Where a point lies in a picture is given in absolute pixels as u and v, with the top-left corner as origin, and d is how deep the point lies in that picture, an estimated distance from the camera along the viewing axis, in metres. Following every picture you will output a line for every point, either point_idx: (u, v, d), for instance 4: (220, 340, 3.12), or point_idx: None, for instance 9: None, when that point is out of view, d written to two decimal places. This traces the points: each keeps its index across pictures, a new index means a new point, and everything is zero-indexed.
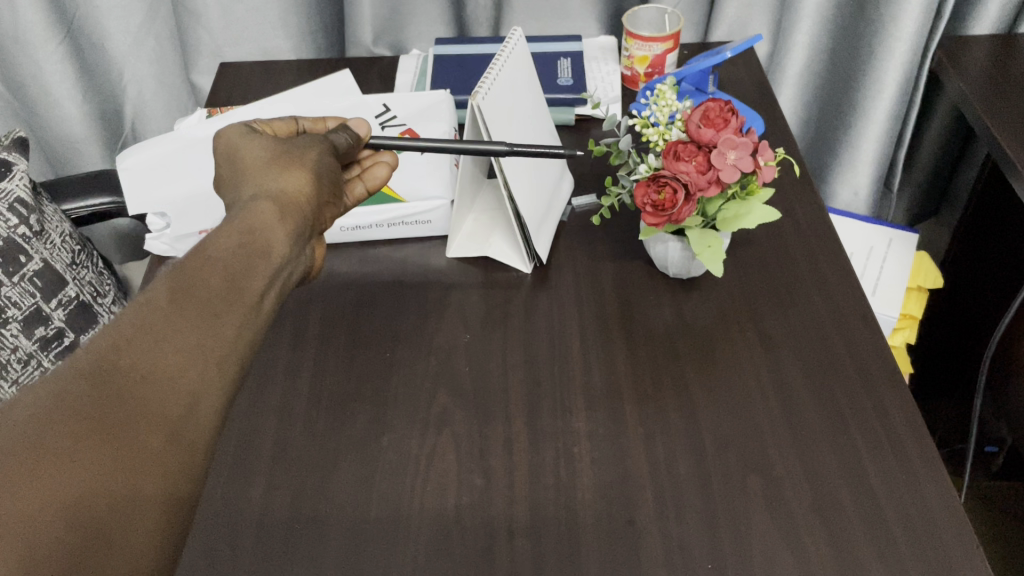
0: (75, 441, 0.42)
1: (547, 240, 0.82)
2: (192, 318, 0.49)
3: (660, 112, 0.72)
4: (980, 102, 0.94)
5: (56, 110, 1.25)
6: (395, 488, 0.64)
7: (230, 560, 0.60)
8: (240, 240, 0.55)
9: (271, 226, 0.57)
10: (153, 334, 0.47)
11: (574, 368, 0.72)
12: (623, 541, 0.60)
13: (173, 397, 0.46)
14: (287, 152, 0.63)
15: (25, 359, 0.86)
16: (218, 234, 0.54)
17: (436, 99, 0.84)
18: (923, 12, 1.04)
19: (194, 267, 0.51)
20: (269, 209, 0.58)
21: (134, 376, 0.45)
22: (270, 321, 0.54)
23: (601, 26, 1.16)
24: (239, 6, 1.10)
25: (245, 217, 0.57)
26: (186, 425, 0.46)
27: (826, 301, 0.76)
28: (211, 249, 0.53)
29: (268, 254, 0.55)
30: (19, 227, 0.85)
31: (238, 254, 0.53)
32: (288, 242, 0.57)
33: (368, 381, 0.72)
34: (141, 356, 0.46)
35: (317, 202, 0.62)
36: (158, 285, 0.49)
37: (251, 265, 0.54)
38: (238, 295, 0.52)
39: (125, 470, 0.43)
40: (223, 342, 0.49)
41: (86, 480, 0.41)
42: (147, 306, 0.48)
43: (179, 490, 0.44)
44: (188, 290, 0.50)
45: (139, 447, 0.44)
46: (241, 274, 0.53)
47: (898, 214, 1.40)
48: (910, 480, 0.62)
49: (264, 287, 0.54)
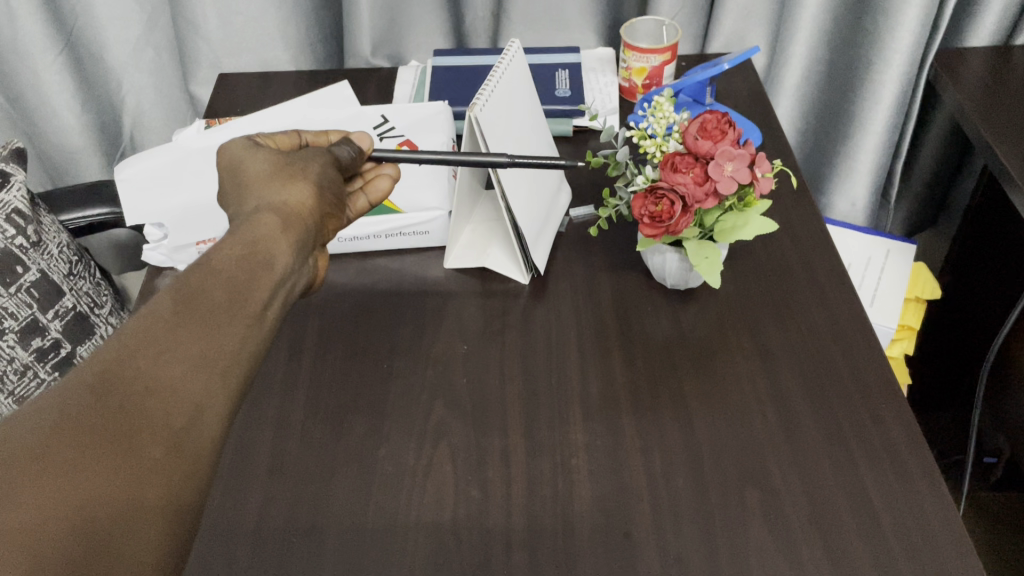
0: (78, 451, 0.42)
1: (545, 250, 0.82)
2: (195, 329, 0.48)
3: (658, 123, 0.72)
4: (978, 115, 0.95)
5: (54, 120, 1.25)
6: (391, 500, 0.63)
7: (226, 573, 0.60)
8: (243, 251, 0.54)
9: (274, 238, 0.56)
10: (157, 345, 0.47)
11: (572, 380, 0.71)
12: (621, 555, 0.59)
13: (177, 408, 0.46)
14: (289, 164, 0.63)
15: (22, 370, 0.86)
16: (221, 246, 0.54)
17: (434, 110, 0.84)
18: (920, 26, 1.05)
19: (198, 278, 0.51)
20: (271, 221, 0.57)
21: (137, 387, 0.45)
22: (273, 332, 0.54)
23: (599, 38, 1.17)
24: (238, 17, 1.10)
25: (246, 229, 0.56)
26: (189, 436, 0.46)
27: (824, 313, 0.76)
28: (214, 261, 0.53)
29: (271, 267, 0.55)
30: (17, 238, 0.85)
31: (242, 266, 0.53)
32: (290, 254, 0.57)
33: (365, 392, 0.72)
34: (145, 367, 0.46)
35: (320, 211, 0.62)
36: (162, 296, 0.49)
37: (255, 276, 0.53)
38: (242, 305, 0.51)
39: (128, 479, 0.43)
40: (226, 353, 0.49)
41: (90, 489, 0.41)
42: (150, 316, 0.48)
43: (182, 501, 0.44)
44: (192, 300, 0.49)
45: (142, 456, 0.43)
46: (245, 284, 0.52)
47: (895, 226, 1.40)
48: (908, 493, 0.62)
49: (268, 297, 0.54)
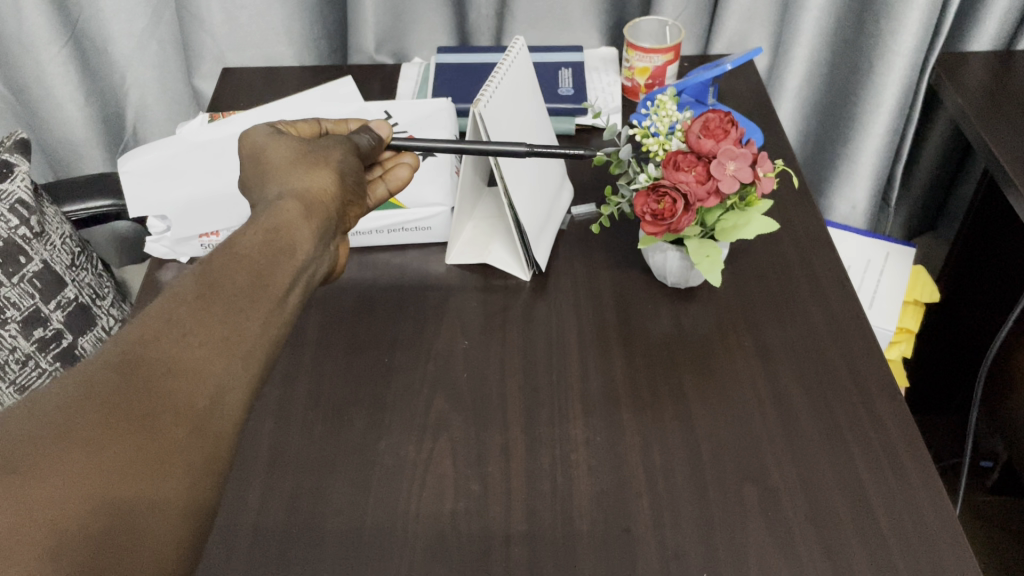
0: (101, 430, 0.42)
1: (546, 248, 0.82)
2: (218, 312, 0.49)
3: (660, 122, 0.72)
4: (978, 118, 0.95)
5: (57, 112, 1.25)
6: (391, 493, 0.64)
7: (228, 563, 0.60)
8: (265, 235, 0.55)
9: (297, 225, 0.57)
10: (179, 327, 0.47)
11: (572, 375, 0.72)
12: (620, 549, 0.60)
13: (199, 390, 0.46)
14: (313, 152, 0.63)
15: (24, 359, 0.86)
16: (244, 232, 0.54)
17: (436, 108, 0.84)
18: (921, 31, 1.05)
19: (222, 262, 0.51)
20: (294, 207, 0.58)
21: (161, 368, 0.45)
22: (296, 317, 0.54)
23: (600, 37, 1.17)
24: (243, 11, 1.10)
25: (270, 216, 0.56)
26: (211, 418, 0.46)
27: (823, 313, 0.76)
28: (237, 246, 0.53)
29: (292, 252, 0.55)
30: (20, 227, 0.85)
31: (264, 251, 0.53)
32: (312, 240, 0.57)
33: (367, 386, 0.72)
34: (168, 348, 0.46)
35: (342, 198, 0.63)
36: (187, 280, 0.50)
37: (276, 261, 0.53)
38: (265, 290, 0.52)
39: (150, 459, 0.43)
40: (249, 337, 0.49)
41: (111, 464, 0.42)
42: (174, 298, 0.48)
43: (199, 490, 0.44)
44: (215, 285, 0.50)
45: (164, 439, 0.44)
46: (267, 269, 0.53)
47: (896, 229, 1.41)
48: (906, 492, 0.62)
49: (290, 282, 0.54)
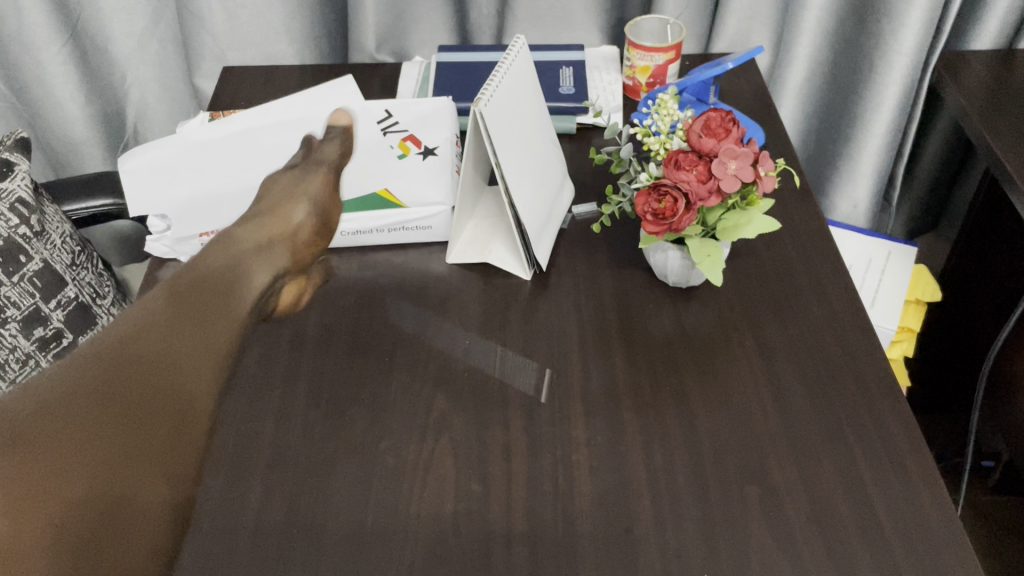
0: (90, 416, 0.41)
1: (547, 247, 0.82)
2: (192, 321, 0.50)
3: (662, 121, 0.72)
4: (980, 118, 0.95)
5: (57, 111, 1.25)
6: (392, 493, 0.64)
7: (228, 562, 0.60)
8: (224, 262, 0.59)
9: (251, 256, 0.62)
10: (160, 331, 0.48)
11: (573, 375, 0.72)
12: (621, 549, 0.59)
13: (181, 389, 0.46)
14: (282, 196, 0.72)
15: (24, 358, 0.86)
16: (205, 257, 0.58)
17: (437, 107, 0.81)
18: (923, 29, 1.05)
19: (189, 280, 0.53)
20: (250, 244, 0.64)
21: (145, 365, 0.45)
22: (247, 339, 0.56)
23: (601, 35, 1.17)
24: (243, 10, 1.10)
25: (229, 247, 0.61)
26: (192, 416, 0.46)
27: (824, 312, 0.76)
28: (200, 267, 0.56)
29: (249, 280, 0.59)
30: (20, 227, 0.85)
31: (223, 274, 0.57)
32: (267, 274, 0.62)
33: (367, 385, 0.72)
34: (150, 348, 0.46)
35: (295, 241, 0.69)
36: (158, 293, 0.51)
37: (236, 284, 0.57)
38: (229, 306, 0.53)
39: (137, 448, 0.42)
40: (220, 345, 0.50)
41: (102, 449, 0.41)
42: (150, 307, 0.49)
43: (179, 490, 0.43)
44: (187, 296, 0.51)
45: (151, 431, 0.43)
46: (228, 290, 0.55)
47: (897, 228, 1.41)
48: (907, 492, 0.62)
49: (250, 305, 0.57)
